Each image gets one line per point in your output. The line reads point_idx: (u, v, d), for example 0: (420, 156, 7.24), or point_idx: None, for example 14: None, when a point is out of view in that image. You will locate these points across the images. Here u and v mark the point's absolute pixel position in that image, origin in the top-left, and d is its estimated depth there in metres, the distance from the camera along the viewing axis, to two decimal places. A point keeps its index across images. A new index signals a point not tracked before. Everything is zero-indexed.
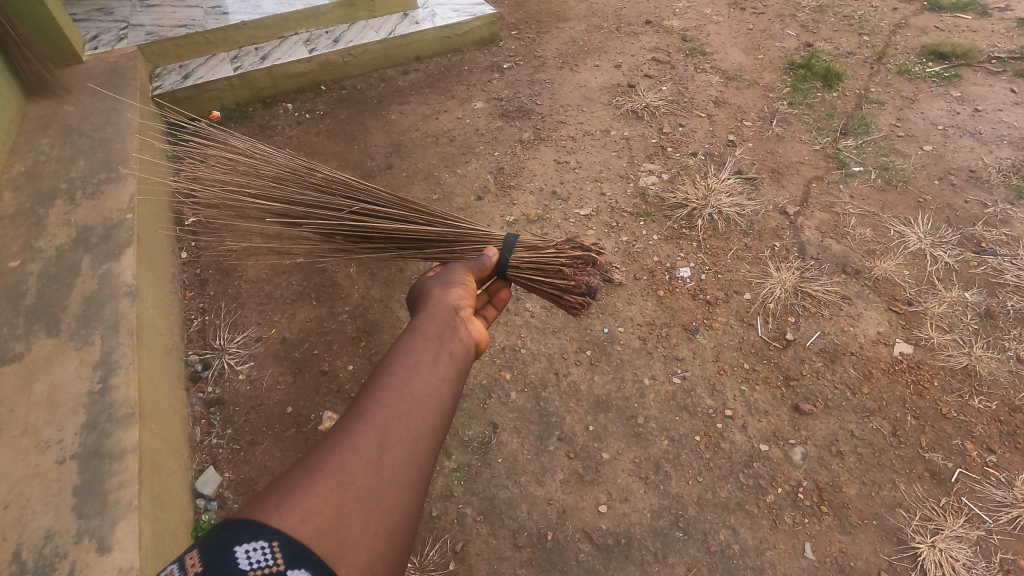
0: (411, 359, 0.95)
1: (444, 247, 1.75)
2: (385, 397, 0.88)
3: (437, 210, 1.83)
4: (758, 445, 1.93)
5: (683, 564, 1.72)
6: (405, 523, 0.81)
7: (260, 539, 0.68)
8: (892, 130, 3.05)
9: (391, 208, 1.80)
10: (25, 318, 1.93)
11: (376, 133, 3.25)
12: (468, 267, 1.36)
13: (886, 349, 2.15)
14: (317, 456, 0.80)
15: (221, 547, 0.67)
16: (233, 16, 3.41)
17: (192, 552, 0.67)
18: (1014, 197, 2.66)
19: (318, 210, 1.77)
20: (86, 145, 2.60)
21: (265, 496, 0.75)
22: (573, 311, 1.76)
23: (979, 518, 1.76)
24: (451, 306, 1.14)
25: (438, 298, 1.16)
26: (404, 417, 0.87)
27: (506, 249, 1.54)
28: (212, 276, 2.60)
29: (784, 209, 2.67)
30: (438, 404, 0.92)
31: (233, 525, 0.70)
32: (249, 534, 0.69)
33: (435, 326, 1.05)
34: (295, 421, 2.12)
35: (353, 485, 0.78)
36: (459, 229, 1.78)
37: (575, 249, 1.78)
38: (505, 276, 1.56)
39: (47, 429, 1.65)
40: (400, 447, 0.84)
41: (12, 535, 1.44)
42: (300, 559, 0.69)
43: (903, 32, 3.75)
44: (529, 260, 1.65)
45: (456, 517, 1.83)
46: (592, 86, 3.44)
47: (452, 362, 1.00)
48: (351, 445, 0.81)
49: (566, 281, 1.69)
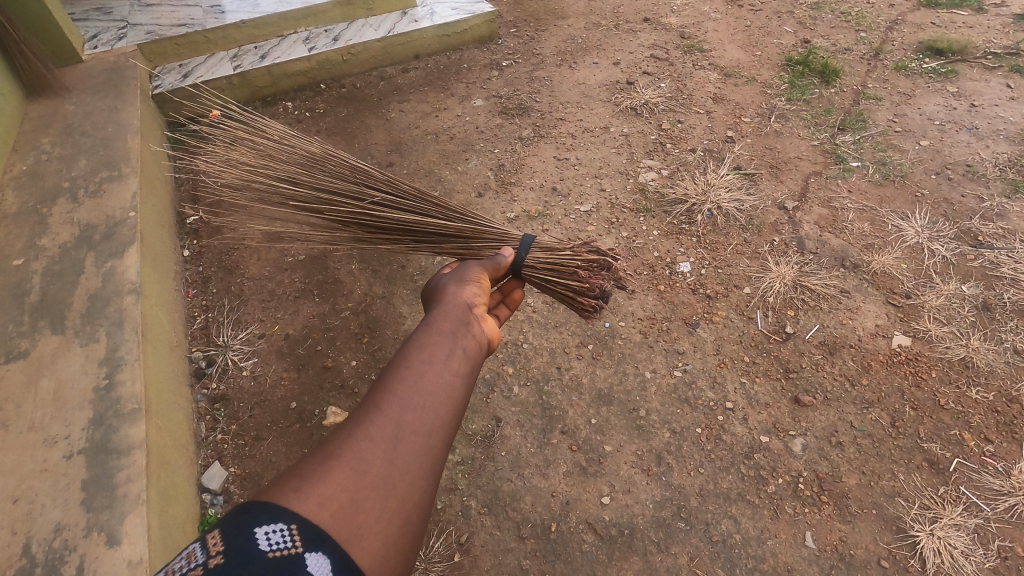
0: (426, 353, 0.97)
1: (461, 242, 1.77)
2: (400, 389, 0.90)
3: (455, 206, 1.85)
4: (759, 437, 1.95)
5: (686, 554, 1.74)
6: (417, 513, 0.82)
7: (279, 521, 0.69)
8: (889, 126, 3.07)
9: (411, 200, 1.83)
10: (30, 316, 1.94)
11: (377, 131, 3.26)
12: (482, 266, 1.37)
13: (885, 342, 2.17)
14: (334, 444, 0.81)
15: (241, 527, 0.68)
16: (231, 16, 3.42)
17: (213, 531, 0.67)
18: (1011, 191, 2.69)
19: (343, 199, 1.79)
20: (87, 144, 2.61)
21: (283, 481, 0.76)
22: (585, 314, 1.78)
23: (977, 506, 1.78)
24: (465, 303, 1.15)
25: (453, 294, 1.17)
26: (418, 410, 0.88)
27: (522, 249, 1.57)
28: (215, 275, 2.61)
29: (783, 204, 2.69)
30: (452, 399, 0.94)
31: (252, 507, 0.71)
32: (268, 515, 0.70)
33: (449, 322, 1.07)
34: (299, 417, 2.13)
35: (368, 473, 0.79)
36: (476, 225, 1.80)
37: (591, 253, 1.79)
38: (519, 276, 1.58)
39: (54, 425, 1.66)
40: (414, 439, 0.85)
41: (23, 528, 1.46)
42: (318, 543, 0.70)
43: (900, 28, 3.77)
44: (545, 260, 1.67)
45: (461, 509, 1.85)
46: (591, 83, 3.46)
47: (465, 358, 1.01)
48: (367, 434, 0.83)
49: (581, 283, 1.71)
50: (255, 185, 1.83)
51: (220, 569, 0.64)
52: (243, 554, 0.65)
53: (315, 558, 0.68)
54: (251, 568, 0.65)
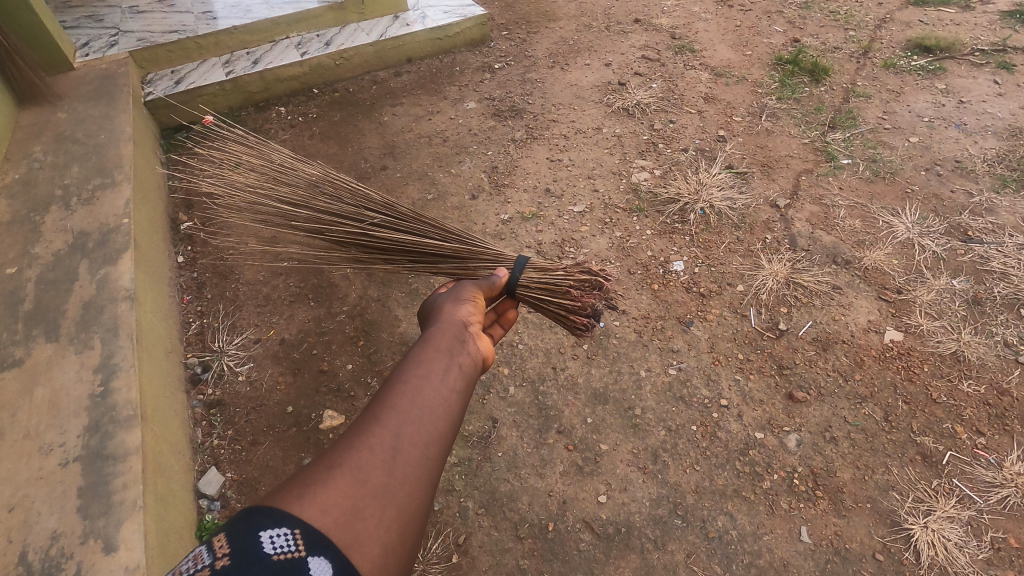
0: (424, 368, 0.97)
1: (456, 262, 1.80)
2: (400, 403, 0.90)
3: (453, 227, 1.88)
4: (754, 433, 1.96)
5: (683, 550, 1.74)
6: (415, 523, 0.83)
7: (283, 526, 0.70)
8: (879, 123, 3.10)
9: (409, 222, 1.85)
10: (25, 324, 1.94)
11: (370, 134, 3.27)
12: (478, 285, 1.38)
13: (877, 337, 2.19)
14: (336, 453, 0.82)
15: (247, 531, 0.69)
16: (223, 21, 3.44)
17: (219, 534, 0.68)
18: (999, 186, 2.72)
19: (343, 220, 1.82)
20: (80, 152, 2.61)
21: (285, 489, 0.77)
22: (577, 333, 1.79)
23: (970, 498, 1.80)
24: (462, 321, 1.16)
25: (449, 313, 1.18)
26: (416, 423, 0.89)
27: (516, 270, 1.60)
28: (209, 280, 2.61)
29: (774, 202, 2.71)
30: (449, 413, 0.94)
31: (257, 512, 0.71)
32: (271, 520, 0.70)
33: (446, 339, 1.07)
34: (295, 421, 2.13)
35: (368, 483, 0.80)
36: (473, 247, 1.83)
37: (582, 273, 1.81)
38: (514, 296, 1.59)
39: (49, 432, 1.66)
40: (412, 451, 0.86)
41: (18, 537, 1.45)
42: (320, 549, 0.71)
43: (888, 27, 3.80)
44: (539, 280, 1.68)
45: (458, 510, 1.85)
46: (583, 85, 3.48)
47: (462, 374, 1.01)
48: (367, 445, 0.83)
49: (573, 302, 1.72)
50: (257, 208, 1.87)
51: (225, 570, 0.65)
52: (248, 556, 0.66)
53: (317, 563, 0.69)
54: (256, 571, 0.65)
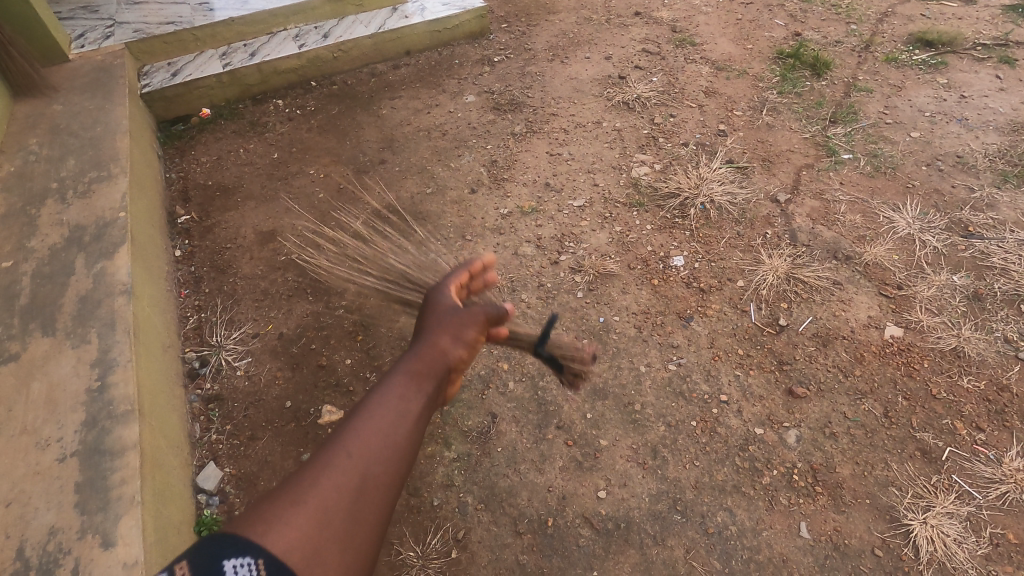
0: (411, 393, 0.89)
1: None
2: (380, 430, 0.83)
3: None
4: (754, 429, 1.96)
5: (682, 546, 1.74)
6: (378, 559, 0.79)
7: (247, 557, 0.66)
8: (880, 118, 3.08)
9: None
10: (21, 319, 1.92)
11: (368, 128, 3.25)
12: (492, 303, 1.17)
13: (877, 332, 2.19)
14: (309, 477, 0.76)
15: (208, 563, 0.64)
16: (219, 13, 3.40)
17: (181, 564, 0.64)
18: (1001, 181, 2.71)
19: None
20: (76, 145, 2.58)
21: (256, 511, 0.72)
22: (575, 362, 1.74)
23: (970, 494, 1.80)
24: (465, 338, 1.03)
25: (452, 321, 1.05)
26: (395, 455, 0.82)
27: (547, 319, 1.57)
28: (207, 274, 2.59)
29: (775, 197, 2.70)
30: (403, 467, 0.83)
31: (223, 540, 0.67)
32: (237, 551, 0.66)
33: (442, 361, 0.97)
34: (294, 416, 2.12)
35: (337, 519, 0.74)
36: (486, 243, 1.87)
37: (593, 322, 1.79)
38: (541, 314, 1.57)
39: (46, 428, 1.65)
40: (387, 484, 0.80)
41: (16, 532, 1.45)
42: None
43: (889, 20, 3.78)
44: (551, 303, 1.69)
45: (457, 505, 1.85)
46: (583, 78, 3.45)
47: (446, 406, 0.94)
48: (342, 474, 0.77)
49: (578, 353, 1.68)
50: None
51: None
52: None
53: None
54: None
